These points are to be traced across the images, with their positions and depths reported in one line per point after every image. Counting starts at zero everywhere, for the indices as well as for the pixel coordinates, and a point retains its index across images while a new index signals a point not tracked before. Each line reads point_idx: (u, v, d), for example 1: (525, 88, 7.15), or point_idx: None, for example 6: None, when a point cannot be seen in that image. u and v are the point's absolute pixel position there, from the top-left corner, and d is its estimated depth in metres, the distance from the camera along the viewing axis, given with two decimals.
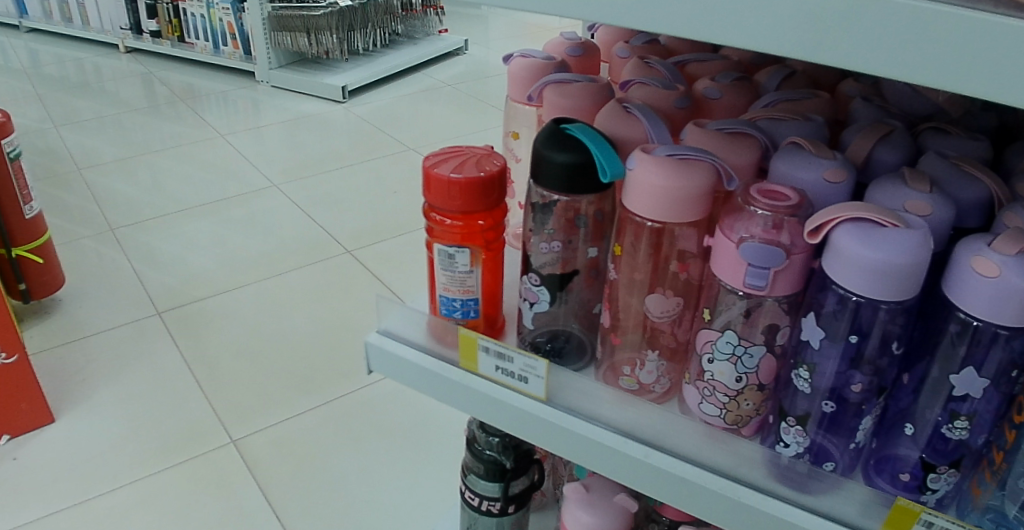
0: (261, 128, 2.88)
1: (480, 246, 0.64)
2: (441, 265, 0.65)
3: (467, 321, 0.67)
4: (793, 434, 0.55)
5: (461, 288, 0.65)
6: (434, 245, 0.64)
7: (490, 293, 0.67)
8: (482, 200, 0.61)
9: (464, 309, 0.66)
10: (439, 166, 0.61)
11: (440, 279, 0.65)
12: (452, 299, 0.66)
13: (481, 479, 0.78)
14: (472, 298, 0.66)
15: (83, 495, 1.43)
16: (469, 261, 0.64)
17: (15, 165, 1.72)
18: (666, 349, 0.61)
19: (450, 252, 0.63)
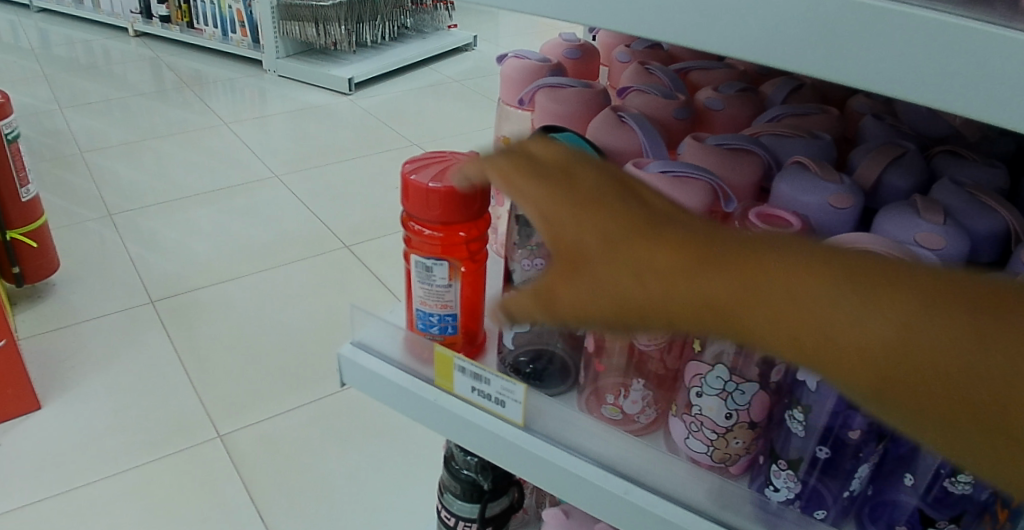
0: (267, 117, 2.85)
1: (460, 259, 0.60)
2: (418, 277, 0.61)
3: (445, 336, 0.63)
4: (784, 478, 0.51)
5: (439, 302, 0.62)
6: (411, 257, 0.61)
7: (471, 308, 0.64)
8: (463, 212, 0.57)
9: (442, 325, 0.63)
10: (416, 172, 0.57)
11: (417, 292, 0.62)
12: (429, 314, 0.62)
13: (457, 499, 0.74)
14: (451, 312, 0.62)
15: (66, 485, 1.40)
16: (446, 274, 0.60)
17: (14, 147, 1.69)
18: (653, 376, 0.57)
19: (428, 264, 0.60)
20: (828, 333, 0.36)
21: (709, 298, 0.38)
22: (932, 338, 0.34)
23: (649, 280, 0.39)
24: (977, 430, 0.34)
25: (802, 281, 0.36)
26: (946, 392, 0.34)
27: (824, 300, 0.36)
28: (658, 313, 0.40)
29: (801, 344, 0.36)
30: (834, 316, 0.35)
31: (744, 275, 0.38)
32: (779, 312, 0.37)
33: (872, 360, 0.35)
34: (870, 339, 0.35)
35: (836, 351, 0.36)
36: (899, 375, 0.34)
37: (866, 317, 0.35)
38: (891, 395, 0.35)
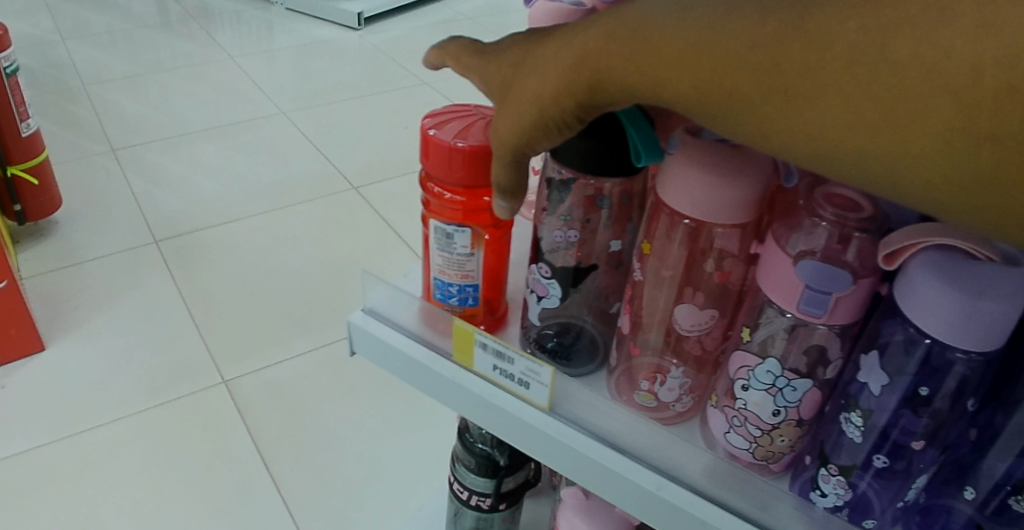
0: (274, 51, 2.75)
1: (485, 227, 0.55)
2: (437, 244, 0.56)
3: (464, 309, 0.58)
4: (833, 484, 0.47)
5: (459, 272, 0.56)
6: (430, 221, 0.56)
7: (494, 279, 0.59)
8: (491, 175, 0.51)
9: (462, 296, 0.58)
10: (438, 128, 0.52)
11: (436, 260, 0.57)
12: (448, 284, 0.57)
13: (470, 473, 0.71)
14: (472, 283, 0.57)
15: (70, 429, 1.38)
16: (469, 243, 0.55)
17: (13, 82, 1.63)
18: (692, 360, 0.53)
19: (449, 231, 0.54)
20: (723, 67, 0.34)
21: (610, 56, 0.38)
22: (814, 27, 0.32)
23: (556, 63, 0.40)
24: (900, 96, 0.30)
25: (680, 22, 0.36)
26: (842, 74, 0.31)
27: (706, 35, 0.35)
28: (581, 93, 0.39)
29: (698, 84, 0.35)
30: (722, 45, 0.34)
31: (631, 27, 0.37)
32: (670, 52, 0.36)
33: (768, 75, 0.33)
34: (759, 55, 0.33)
35: (739, 86, 0.34)
36: (797, 81, 0.32)
37: (744, 30, 0.34)
38: (803, 113, 0.32)
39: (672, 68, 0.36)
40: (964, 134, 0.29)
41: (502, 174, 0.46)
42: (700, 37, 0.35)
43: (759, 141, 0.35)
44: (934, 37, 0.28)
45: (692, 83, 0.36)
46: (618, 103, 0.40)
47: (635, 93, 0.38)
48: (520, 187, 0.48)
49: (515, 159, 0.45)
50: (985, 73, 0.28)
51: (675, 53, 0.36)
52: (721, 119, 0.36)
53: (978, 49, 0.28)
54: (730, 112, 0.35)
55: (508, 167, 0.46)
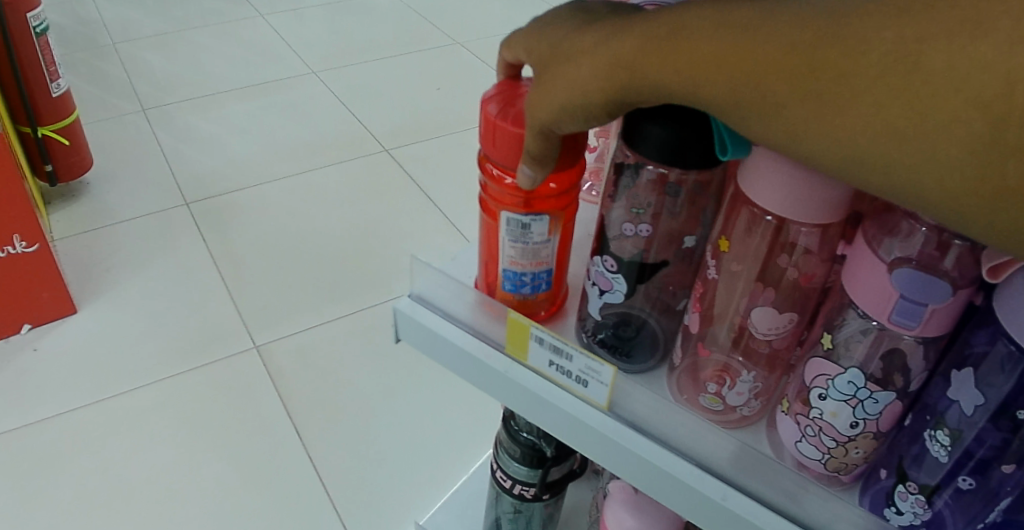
0: (304, 9, 2.70)
1: (560, 213, 0.52)
2: (509, 235, 0.52)
3: (536, 295, 0.56)
4: (911, 502, 0.44)
5: (533, 260, 0.53)
6: (500, 212, 0.52)
7: (561, 261, 0.56)
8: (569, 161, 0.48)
9: (534, 284, 0.55)
10: (504, 111, 0.48)
11: (507, 251, 0.53)
12: (520, 274, 0.54)
13: (514, 462, 0.69)
14: (545, 269, 0.54)
15: (103, 392, 1.39)
16: (546, 230, 0.52)
17: (43, 41, 1.61)
18: (763, 360, 0.50)
19: (525, 221, 0.51)
20: (755, 71, 0.34)
21: (646, 53, 0.37)
22: (850, 37, 0.31)
23: (596, 55, 0.39)
24: (927, 106, 0.29)
25: (716, 23, 0.35)
26: (871, 82, 0.30)
27: (736, 38, 0.34)
28: (616, 89, 0.38)
29: (730, 85, 0.35)
30: (752, 49, 0.34)
31: (670, 27, 0.37)
32: (703, 51, 0.35)
33: (797, 79, 0.33)
34: (791, 58, 0.33)
35: (767, 91, 0.34)
36: (825, 86, 0.32)
37: (779, 34, 0.33)
38: (831, 119, 0.32)
39: (706, 69, 0.35)
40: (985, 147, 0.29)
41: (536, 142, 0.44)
42: (735, 39, 0.34)
43: (788, 148, 0.35)
44: (967, 47, 0.28)
45: (724, 87, 0.35)
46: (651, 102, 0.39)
47: (670, 93, 0.37)
48: (551, 158, 0.45)
49: (538, 134, 0.43)
50: (1016, 89, 0.27)
51: (710, 55, 0.35)
52: (745, 121, 0.35)
53: (1012, 61, 0.27)
54: (762, 118, 0.35)
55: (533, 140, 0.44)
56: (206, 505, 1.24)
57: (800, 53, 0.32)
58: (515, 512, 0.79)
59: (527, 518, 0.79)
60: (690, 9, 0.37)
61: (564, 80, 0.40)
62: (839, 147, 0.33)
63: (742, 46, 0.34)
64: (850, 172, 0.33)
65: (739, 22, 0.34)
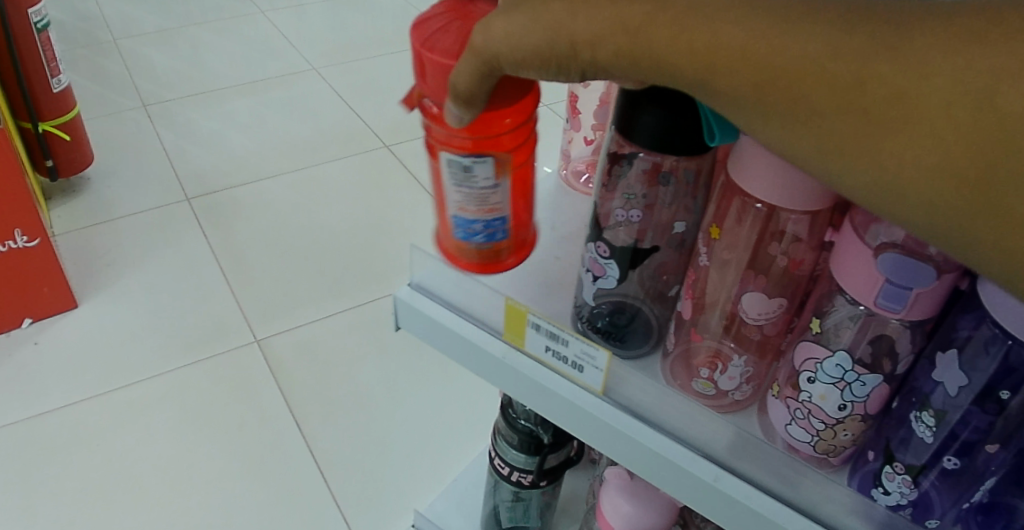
0: (305, 5, 2.71)
1: (507, 153, 0.50)
2: (453, 179, 0.51)
3: (490, 244, 0.55)
4: (898, 482, 0.46)
5: (482, 206, 0.52)
6: (441, 154, 0.50)
7: (516, 200, 0.54)
8: (513, 96, 0.46)
9: (487, 231, 0.54)
10: (436, 42, 0.45)
11: (454, 197, 0.52)
12: (470, 221, 0.53)
13: (512, 449, 0.70)
14: (497, 214, 0.53)
15: (103, 386, 1.40)
16: (491, 173, 0.50)
17: (43, 37, 1.62)
18: (755, 345, 0.51)
19: (466, 164, 0.49)
20: (794, 70, 0.32)
21: (657, 20, 0.35)
22: (912, 62, 0.30)
23: (599, 7, 0.36)
24: (986, 152, 0.30)
25: (755, 18, 0.33)
26: (930, 114, 0.30)
27: (783, 36, 0.33)
28: (624, 53, 0.36)
29: (764, 88, 0.33)
30: (798, 47, 0.32)
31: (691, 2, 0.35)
32: (741, 48, 0.33)
33: (838, 87, 0.32)
34: (839, 65, 0.32)
35: (800, 91, 0.33)
36: (867, 102, 0.31)
37: (831, 43, 0.32)
38: (855, 136, 0.32)
39: (739, 67, 0.34)
40: (998, 206, 0.30)
41: (465, 76, 0.42)
42: (779, 40, 0.33)
43: (810, 160, 0.34)
44: None
45: (758, 85, 0.34)
46: (642, 74, 0.37)
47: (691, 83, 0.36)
48: (479, 102, 0.43)
49: (485, 68, 0.41)
50: None
51: (747, 51, 0.33)
52: (757, 119, 0.35)
53: None
54: (788, 124, 0.34)
55: (471, 75, 0.41)
56: (206, 498, 1.25)
57: (852, 67, 0.31)
58: (514, 499, 0.80)
59: (525, 505, 0.80)
60: None
61: (554, 15, 0.37)
62: (874, 171, 0.32)
63: (787, 48, 0.32)
64: (872, 198, 0.33)
65: (784, 23, 0.33)
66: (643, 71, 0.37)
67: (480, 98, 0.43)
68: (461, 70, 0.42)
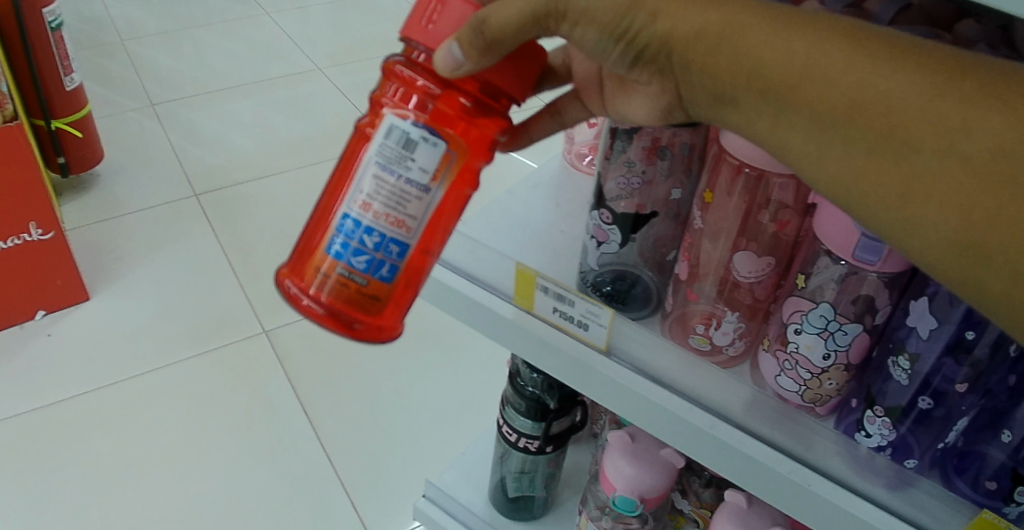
0: (309, 7, 2.75)
1: (456, 152, 0.46)
2: (384, 152, 0.46)
3: (367, 275, 0.47)
4: (878, 425, 0.50)
5: (392, 210, 0.46)
6: (387, 118, 0.46)
7: (427, 243, 0.48)
8: (510, 75, 0.46)
9: (376, 254, 0.47)
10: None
11: (368, 185, 0.46)
12: (369, 226, 0.46)
13: (520, 416, 0.74)
14: (401, 239, 0.47)
15: (115, 376, 1.44)
16: (428, 166, 0.46)
17: (57, 36, 1.65)
18: (745, 308, 0.55)
19: (413, 136, 0.45)
20: (900, 100, 0.35)
21: (758, 24, 0.38)
22: (982, 126, 0.33)
23: (699, 9, 0.40)
24: (1006, 230, 0.33)
25: (852, 47, 0.36)
26: (973, 179, 0.33)
27: (905, 71, 0.35)
28: (706, 50, 0.40)
29: (833, 109, 0.36)
30: (913, 82, 0.35)
31: (794, 20, 0.38)
32: (825, 68, 0.36)
33: (940, 126, 0.34)
34: (949, 108, 0.34)
35: (899, 120, 0.35)
36: (961, 145, 0.34)
37: (916, 87, 0.34)
38: (898, 176, 0.35)
39: (815, 84, 0.37)
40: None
41: (508, 15, 0.42)
42: (866, 70, 0.35)
43: (848, 185, 0.37)
44: None
45: (828, 104, 0.37)
46: (716, 61, 0.40)
47: (762, 91, 0.39)
48: (486, 52, 0.42)
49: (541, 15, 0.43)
50: None
51: (830, 69, 0.36)
52: (835, 137, 0.37)
53: None
54: (842, 146, 0.37)
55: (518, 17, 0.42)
56: (217, 483, 1.29)
57: (924, 113, 0.34)
58: (520, 471, 0.84)
59: (530, 476, 0.84)
60: (825, 18, 0.38)
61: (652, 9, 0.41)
62: (901, 212, 0.36)
63: (872, 79, 0.35)
64: (891, 234, 0.37)
65: (880, 57, 0.35)
66: (723, 62, 0.39)
67: (498, 50, 0.43)
68: (507, 8, 0.43)
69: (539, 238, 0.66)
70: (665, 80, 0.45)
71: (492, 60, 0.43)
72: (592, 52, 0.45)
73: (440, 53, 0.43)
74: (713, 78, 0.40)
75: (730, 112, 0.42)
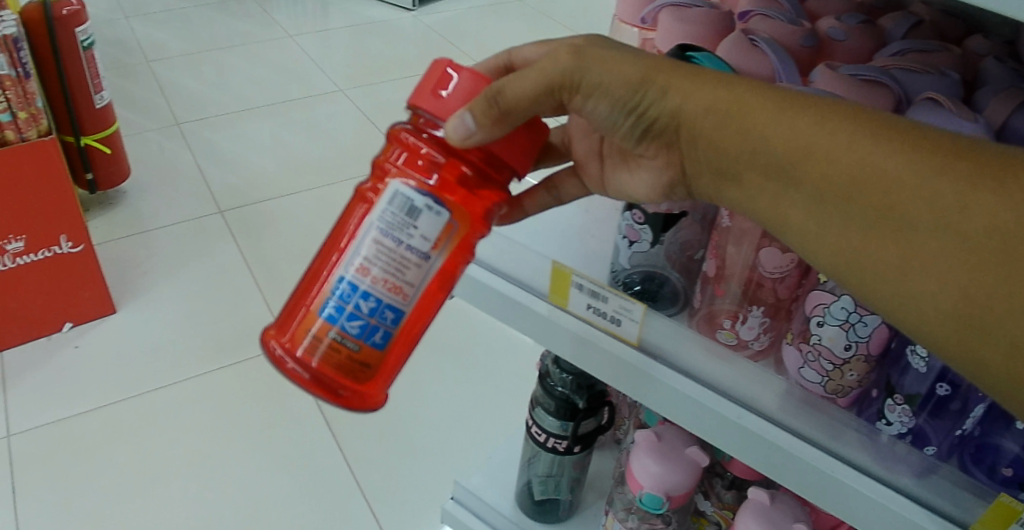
0: (329, 30, 2.82)
1: (459, 223, 0.49)
2: (389, 218, 0.48)
3: (359, 340, 0.49)
4: (898, 412, 0.52)
5: (391, 276, 0.48)
6: (392, 185, 0.48)
7: (422, 310, 0.50)
8: (512, 151, 0.50)
9: (372, 319, 0.49)
10: (460, 75, 0.49)
11: (367, 251, 0.48)
12: (367, 291, 0.48)
13: (549, 415, 0.77)
14: (396, 305, 0.49)
15: (140, 388, 1.47)
16: (431, 236, 0.48)
17: (89, 55, 1.70)
18: (769, 306, 0.58)
19: (417, 205, 0.47)
20: (899, 180, 0.38)
21: (763, 107, 0.42)
22: (975, 206, 0.36)
23: (709, 92, 0.44)
24: (1002, 303, 0.36)
25: (854, 131, 0.39)
26: (970, 256, 0.36)
27: (903, 153, 0.38)
28: (715, 129, 0.44)
29: (835, 188, 0.40)
30: (913, 164, 0.38)
31: (799, 105, 0.42)
32: (825, 151, 0.40)
33: (937, 204, 0.37)
34: (945, 187, 0.37)
35: (898, 199, 0.38)
36: (958, 223, 0.36)
37: (914, 169, 0.38)
38: (897, 251, 0.38)
39: (818, 165, 0.40)
40: (1021, 348, 0.36)
41: (521, 93, 0.47)
42: (866, 153, 0.39)
43: (849, 259, 0.41)
44: None
45: (829, 183, 0.40)
46: (722, 137, 0.44)
47: (767, 170, 0.42)
48: (495, 125, 0.46)
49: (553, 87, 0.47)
50: None
51: (830, 151, 0.40)
52: (837, 215, 0.40)
53: None
54: (843, 223, 0.40)
55: (532, 91, 0.47)
56: (240, 492, 1.31)
57: (921, 193, 0.37)
58: (547, 474, 0.86)
59: (556, 480, 0.87)
60: (829, 104, 0.41)
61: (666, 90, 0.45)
62: (900, 287, 0.39)
63: (871, 161, 0.39)
64: (892, 307, 0.40)
65: (878, 140, 0.39)
66: (729, 138, 0.43)
67: (506, 123, 0.47)
68: (522, 83, 0.47)
69: (570, 242, 0.69)
70: (669, 155, 0.49)
71: (498, 132, 0.47)
72: (601, 124, 0.49)
73: (452, 123, 0.46)
74: (719, 153, 0.44)
75: (734, 187, 0.45)
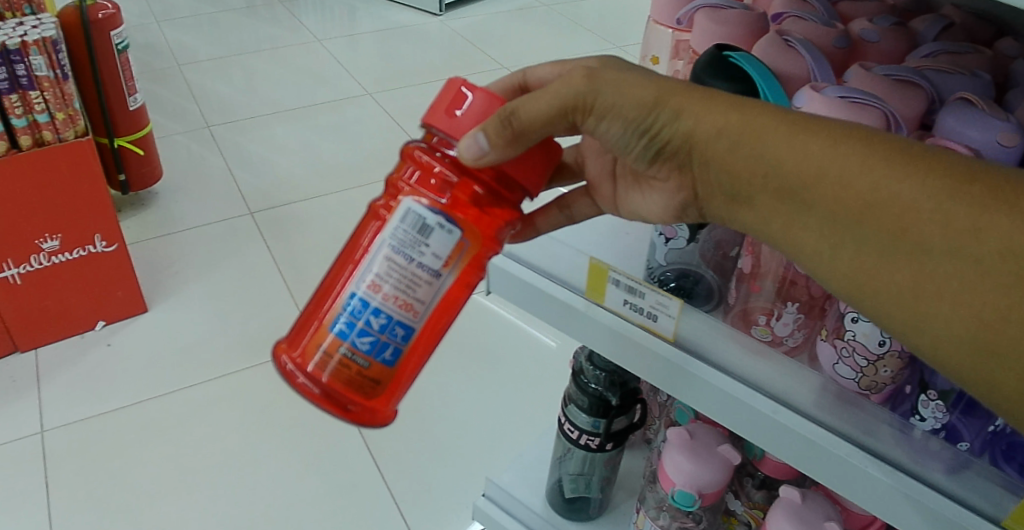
0: (356, 35, 2.85)
1: (470, 242, 0.50)
2: (400, 236, 0.49)
3: (368, 356, 0.51)
4: (932, 408, 0.54)
5: (401, 293, 0.50)
6: (404, 202, 0.49)
7: (434, 326, 0.52)
8: (525, 169, 0.51)
9: (381, 335, 0.50)
10: (474, 95, 0.50)
11: (377, 269, 0.50)
12: (377, 308, 0.50)
13: (582, 412, 0.78)
14: (406, 322, 0.50)
15: (172, 385, 1.50)
16: (442, 253, 0.49)
17: (123, 57, 1.74)
18: (803, 303, 0.58)
19: (429, 222, 0.49)
20: (912, 203, 0.38)
21: (775, 131, 0.43)
22: (988, 229, 0.36)
23: (720, 115, 0.44)
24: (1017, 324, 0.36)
25: (867, 154, 0.40)
26: (984, 278, 0.37)
27: (916, 177, 0.38)
28: (727, 152, 0.44)
29: (848, 211, 0.40)
30: (926, 187, 0.38)
31: (810, 129, 0.42)
32: (837, 174, 0.40)
33: (951, 227, 0.37)
34: (959, 209, 0.37)
35: (911, 222, 0.38)
36: (973, 246, 0.37)
37: (927, 192, 0.38)
38: (910, 273, 0.39)
39: (830, 187, 0.41)
40: None
41: (536, 111, 0.48)
42: (878, 177, 0.39)
43: (862, 279, 0.41)
44: None
45: (841, 206, 0.40)
46: (733, 160, 0.44)
47: (779, 192, 0.43)
48: (508, 144, 0.47)
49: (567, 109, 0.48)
50: None
51: (842, 175, 0.40)
52: (850, 236, 0.41)
53: None
54: (856, 245, 0.41)
55: (547, 110, 0.47)
56: (269, 489, 1.33)
57: (934, 217, 0.38)
58: (578, 472, 0.87)
59: (586, 479, 0.88)
60: (840, 127, 0.42)
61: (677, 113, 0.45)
62: (914, 308, 0.39)
63: (883, 185, 0.39)
64: (907, 327, 0.40)
65: (890, 164, 0.39)
66: (741, 161, 0.44)
67: (520, 142, 0.48)
68: (538, 101, 0.48)
69: (601, 241, 0.70)
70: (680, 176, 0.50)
71: (511, 151, 0.48)
72: (615, 145, 0.49)
73: (466, 142, 0.47)
74: (731, 175, 0.45)
75: (746, 209, 0.46)
